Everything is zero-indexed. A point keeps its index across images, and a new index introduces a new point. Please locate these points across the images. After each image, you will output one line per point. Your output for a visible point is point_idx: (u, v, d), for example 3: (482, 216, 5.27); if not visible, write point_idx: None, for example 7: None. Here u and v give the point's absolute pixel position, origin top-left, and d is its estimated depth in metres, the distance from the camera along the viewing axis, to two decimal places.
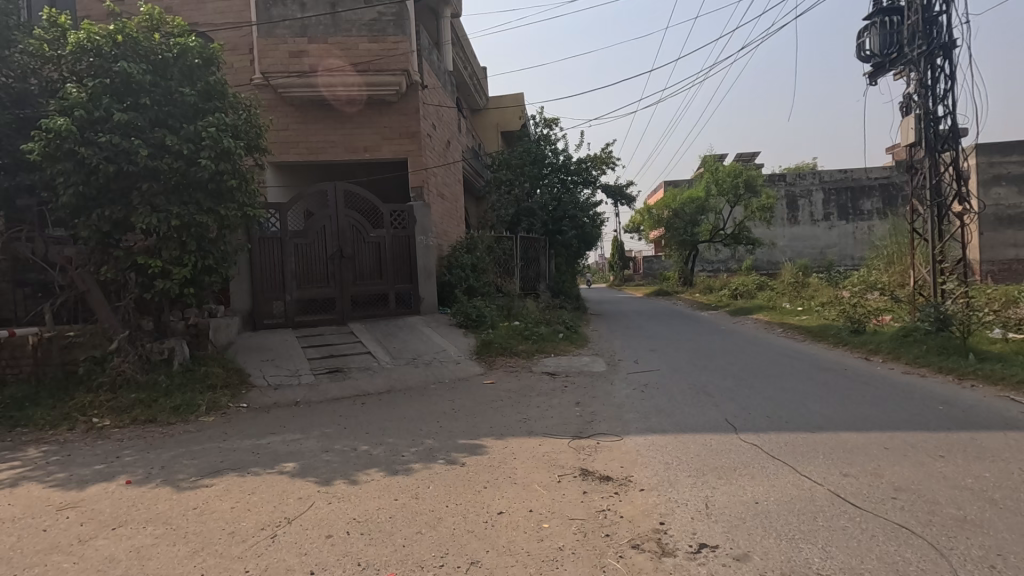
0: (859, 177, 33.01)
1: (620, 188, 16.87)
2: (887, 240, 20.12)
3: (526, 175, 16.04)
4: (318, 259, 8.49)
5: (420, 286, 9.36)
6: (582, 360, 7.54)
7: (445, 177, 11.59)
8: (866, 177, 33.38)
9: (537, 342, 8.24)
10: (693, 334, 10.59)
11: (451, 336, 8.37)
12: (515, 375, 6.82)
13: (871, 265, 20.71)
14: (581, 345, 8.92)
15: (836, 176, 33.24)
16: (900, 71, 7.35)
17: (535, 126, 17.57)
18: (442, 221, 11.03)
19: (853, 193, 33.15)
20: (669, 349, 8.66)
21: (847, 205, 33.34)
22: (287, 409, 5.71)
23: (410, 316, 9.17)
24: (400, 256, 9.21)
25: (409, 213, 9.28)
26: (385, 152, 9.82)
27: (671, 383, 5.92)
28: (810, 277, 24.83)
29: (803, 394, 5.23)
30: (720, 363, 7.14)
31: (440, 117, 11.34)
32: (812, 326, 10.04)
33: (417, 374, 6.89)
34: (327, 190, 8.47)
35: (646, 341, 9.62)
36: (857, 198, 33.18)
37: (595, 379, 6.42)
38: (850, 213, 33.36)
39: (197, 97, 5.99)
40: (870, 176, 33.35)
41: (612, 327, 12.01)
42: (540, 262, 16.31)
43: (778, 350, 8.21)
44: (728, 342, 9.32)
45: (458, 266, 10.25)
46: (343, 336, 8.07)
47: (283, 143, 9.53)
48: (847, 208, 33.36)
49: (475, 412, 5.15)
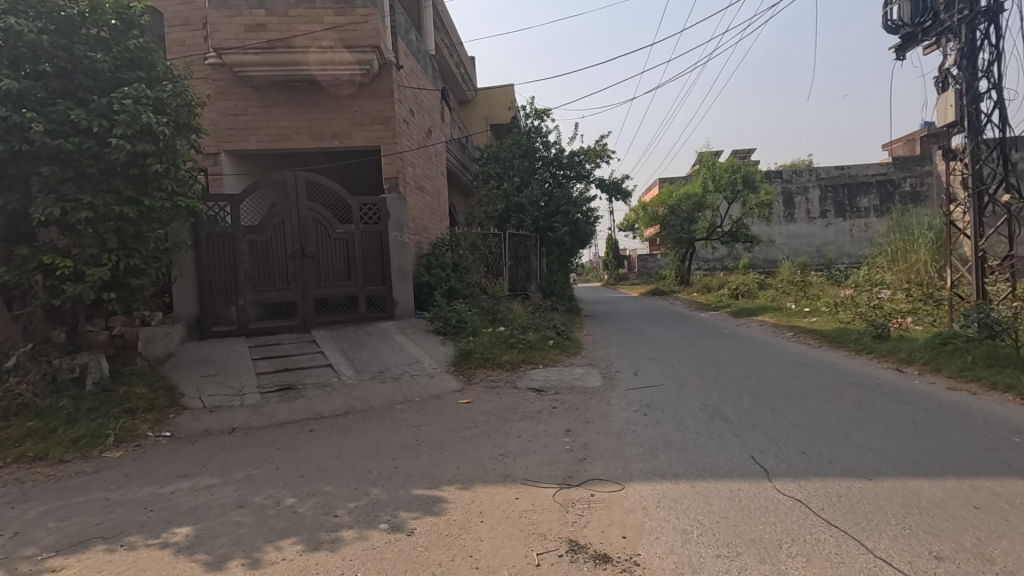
0: (857, 174, 32.23)
1: (615, 183, 15.94)
2: (890, 236, 19.30)
3: (514, 168, 15.09)
4: (277, 258, 7.53)
5: (394, 288, 8.42)
6: (575, 372, 6.60)
7: (425, 169, 10.63)
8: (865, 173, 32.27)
9: (523, 351, 7.29)
10: (695, 338, 9.71)
11: (426, 346, 7.40)
12: (496, 392, 5.87)
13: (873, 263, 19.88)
14: (573, 353, 7.98)
15: (833, 172, 32.45)
16: (934, 42, 6.48)
17: (526, 117, 16.64)
18: (421, 216, 10.07)
19: (852, 190, 32.36)
20: (672, 357, 7.77)
21: (845, 202, 32.56)
22: (219, 438, 4.75)
23: (382, 322, 8.20)
24: (372, 254, 8.26)
25: (382, 207, 8.35)
26: (356, 139, 8.86)
27: (679, 404, 5.00)
28: (810, 276, 24.00)
29: (840, 419, 4.34)
30: (731, 375, 6.26)
31: (420, 103, 10.38)
32: (827, 330, 9.13)
33: (384, 393, 5.92)
34: (286, 180, 7.53)
35: (647, 348, 8.72)
36: (855, 195, 32.40)
37: (589, 398, 5.48)
38: (847, 210, 32.58)
39: (112, 65, 5.05)
40: (868, 172, 32.28)
41: (608, 331, 11.07)
42: (529, 261, 15.37)
43: (794, 358, 7.32)
44: (738, 348, 8.41)
45: (438, 266, 9.29)
46: (303, 346, 7.11)
47: (242, 129, 8.61)
48: (845, 205, 32.61)
49: (442, 445, 4.20)
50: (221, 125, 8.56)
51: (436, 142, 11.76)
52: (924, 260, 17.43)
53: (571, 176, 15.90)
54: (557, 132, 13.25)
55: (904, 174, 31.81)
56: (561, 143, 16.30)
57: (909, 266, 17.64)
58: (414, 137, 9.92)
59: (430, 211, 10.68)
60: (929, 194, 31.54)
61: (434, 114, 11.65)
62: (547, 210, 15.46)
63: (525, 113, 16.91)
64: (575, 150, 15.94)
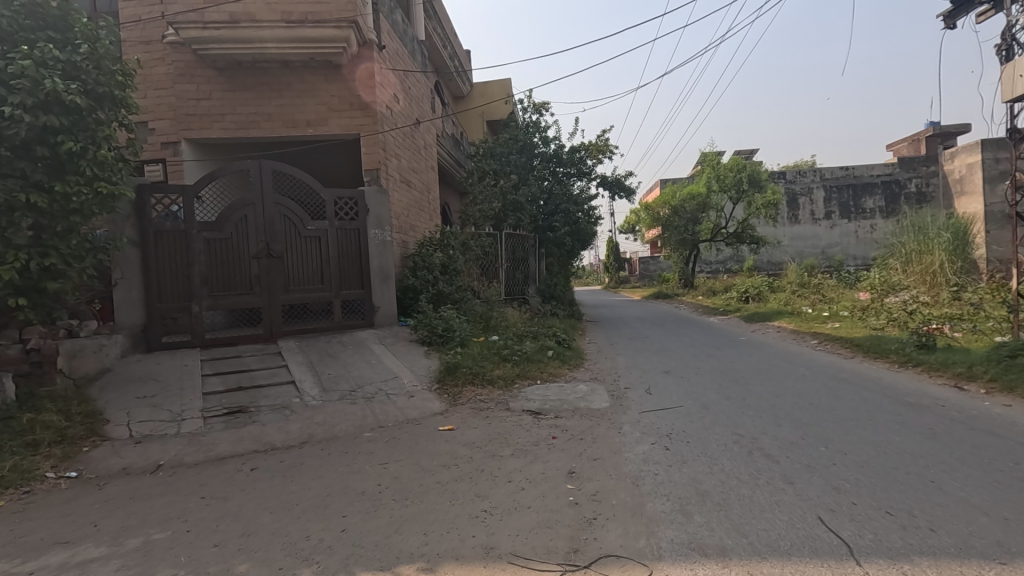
0: (862, 174, 31.38)
1: (618, 180, 15.04)
2: (903, 236, 18.53)
3: (511, 164, 14.19)
4: (239, 258, 6.61)
5: (374, 293, 7.51)
6: (578, 391, 5.66)
7: (412, 162, 9.72)
8: (868, 173, 31.57)
9: (519, 364, 6.36)
10: (710, 347, 8.79)
11: (408, 358, 6.47)
12: (485, 417, 4.95)
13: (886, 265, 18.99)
14: (575, 366, 7.05)
15: (836, 172, 31.58)
16: (994, 4, 5.61)
17: (523, 112, 15.78)
18: (407, 213, 9.15)
19: (856, 191, 31.55)
20: (689, 369, 6.84)
21: (849, 203, 31.70)
22: (138, 479, 3.83)
23: (360, 331, 7.27)
24: (350, 255, 7.35)
25: (361, 202, 7.43)
26: (332, 127, 7.96)
27: (707, 435, 4.08)
28: (819, 278, 23.08)
29: (916, 457, 3.42)
30: (761, 394, 5.34)
31: (406, 90, 9.50)
32: (858, 339, 8.18)
33: (352, 417, 4.99)
34: (249, 169, 6.63)
35: (657, 358, 7.80)
36: (859, 196, 31.59)
37: (596, 424, 4.56)
38: (852, 211, 31.73)
39: (13, 20, 4.15)
40: (872, 172, 31.53)
41: (614, 339, 10.15)
42: (527, 262, 14.46)
43: (829, 371, 6.41)
44: (759, 359, 7.50)
45: (424, 268, 8.37)
46: (265, 359, 6.18)
47: (204, 116, 7.73)
48: (849, 207, 31.75)
49: (410, 495, 3.27)
50: (181, 111, 7.68)
51: (426, 134, 10.86)
52: (939, 261, 16.72)
53: (571, 173, 15.01)
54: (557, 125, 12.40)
55: (909, 175, 30.66)
56: (560, 139, 15.42)
57: (924, 268, 16.95)
58: (399, 126, 9.02)
59: (418, 209, 9.77)
60: (936, 194, 30.71)
61: (423, 104, 10.76)
62: (546, 208, 14.54)
63: (523, 107, 16.04)
64: (575, 146, 15.05)
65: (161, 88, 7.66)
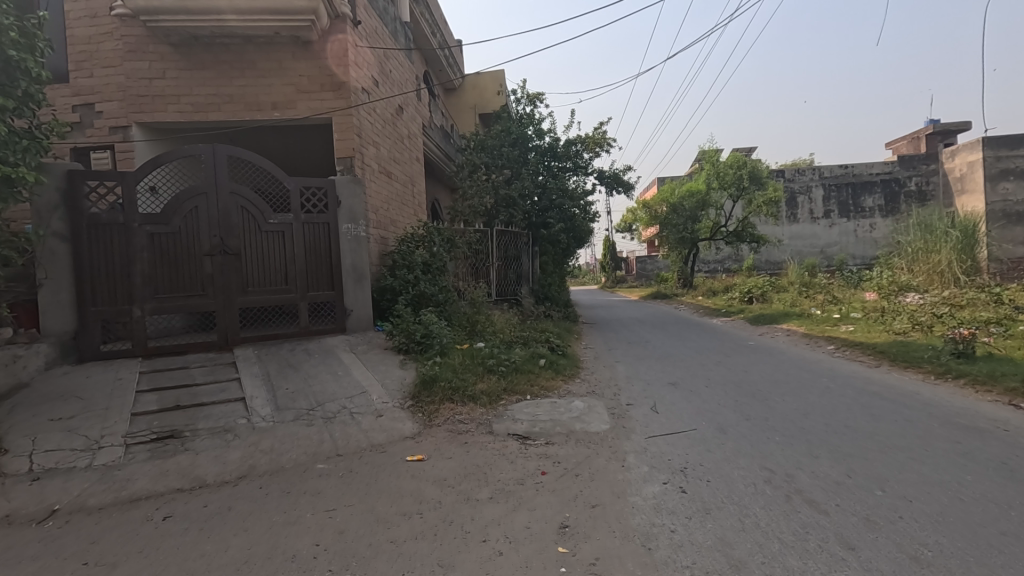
0: (860, 173, 30.68)
1: (617, 175, 14.30)
2: (910, 234, 17.92)
3: (503, 158, 13.41)
4: (189, 255, 5.82)
5: (346, 294, 6.73)
6: (573, 409, 4.89)
7: (392, 152, 8.94)
8: (868, 171, 30.95)
9: (506, 377, 5.59)
10: (718, 353, 8.03)
11: (380, 370, 5.70)
12: (463, 443, 4.19)
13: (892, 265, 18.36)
14: (570, 377, 6.28)
15: (835, 171, 30.87)
16: None
17: (517, 103, 15.03)
18: (387, 207, 8.37)
19: (856, 189, 30.90)
20: (699, 381, 6.09)
21: (848, 201, 31.04)
22: (19, 530, 3.05)
23: (329, 338, 6.48)
24: (319, 251, 6.58)
25: (331, 192, 6.67)
26: (300, 111, 7.18)
27: (733, 472, 3.31)
28: (822, 278, 22.43)
29: (1005, 509, 2.68)
30: (785, 413, 4.59)
31: (385, 73, 8.72)
32: (880, 345, 7.44)
33: (305, 443, 4.20)
34: (201, 154, 5.85)
35: (661, 367, 7.04)
36: (859, 194, 30.93)
37: (594, 456, 3.78)
38: (851, 210, 31.06)
39: None
40: (871, 171, 30.91)
41: (612, 344, 9.39)
42: (520, 261, 13.68)
43: (856, 383, 5.67)
44: (774, 368, 6.74)
45: (404, 267, 7.61)
46: (215, 370, 5.39)
47: (157, 97, 6.94)
48: (848, 205, 31.08)
49: (354, 562, 2.51)
50: (131, 91, 6.88)
51: (410, 123, 10.09)
52: (947, 260, 16.33)
53: (566, 167, 14.25)
54: (551, 115, 11.65)
55: (910, 174, 30.10)
56: (555, 131, 14.66)
57: (932, 268, 16.52)
58: (377, 111, 8.23)
59: (400, 203, 8.98)
60: (936, 192, 30.12)
61: (407, 91, 9.99)
62: (540, 204, 13.75)
63: (516, 99, 15.28)
64: (571, 139, 14.29)
65: (109, 65, 6.86)
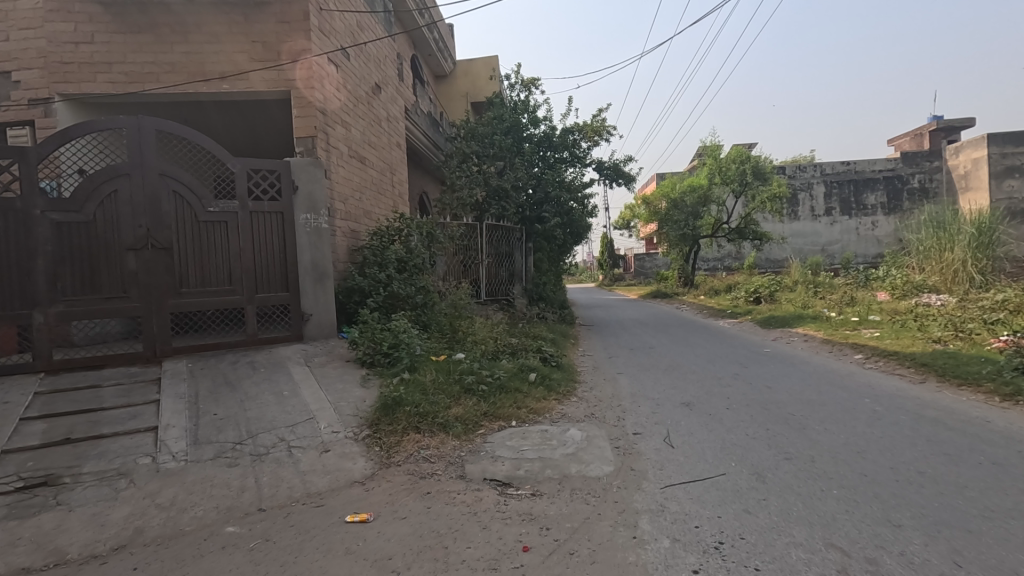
0: (863, 170, 29.88)
1: (617, 166, 13.34)
2: (921, 232, 17.09)
3: (495, 147, 12.43)
4: (107, 248, 4.85)
5: (303, 296, 5.78)
6: (568, 443, 3.92)
7: (367, 135, 7.95)
8: (871, 168, 30.07)
9: (487, 399, 4.63)
10: (732, 364, 7.07)
11: (336, 389, 4.74)
12: (425, 494, 3.23)
13: (902, 264, 17.47)
14: (565, 396, 5.32)
15: (838, 168, 30.12)
16: None
17: (510, 89, 14.08)
18: (359, 197, 7.40)
19: (858, 187, 30.01)
20: (719, 401, 5.12)
21: (850, 198, 30.11)
22: None
23: (280, 349, 5.50)
24: (271, 245, 5.61)
25: (285, 176, 5.70)
26: (254, 83, 6.20)
27: (790, 556, 2.36)
28: (827, 277, 21.52)
29: None
30: (835, 450, 3.65)
31: (358, 46, 7.74)
32: (918, 355, 6.50)
33: (219, 494, 3.23)
34: (122, 128, 4.88)
35: (670, 381, 6.09)
36: (861, 191, 29.99)
37: (596, 520, 2.81)
38: (853, 207, 30.11)
39: None
40: (874, 168, 30.04)
41: (612, 351, 8.42)
42: (512, 258, 12.71)
43: (908, 406, 4.72)
44: (800, 383, 5.81)
45: (375, 265, 6.65)
46: (132, 391, 4.41)
47: (83, 64, 5.91)
48: (850, 203, 30.17)
49: None
50: (53, 56, 5.85)
51: (389, 104, 9.12)
52: (960, 259, 15.47)
53: (563, 157, 13.27)
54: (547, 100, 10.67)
55: (913, 171, 29.31)
56: (551, 119, 13.68)
57: (945, 266, 15.68)
58: (348, 88, 7.25)
59: (375, 193, 8.00)
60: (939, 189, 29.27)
61: (386, 69, 9.02)
62: (535, 197, 12.75)
63: (510, 84, 14.31)
64: (568, 127, 13.32)
65: (27, 27, 5.83)
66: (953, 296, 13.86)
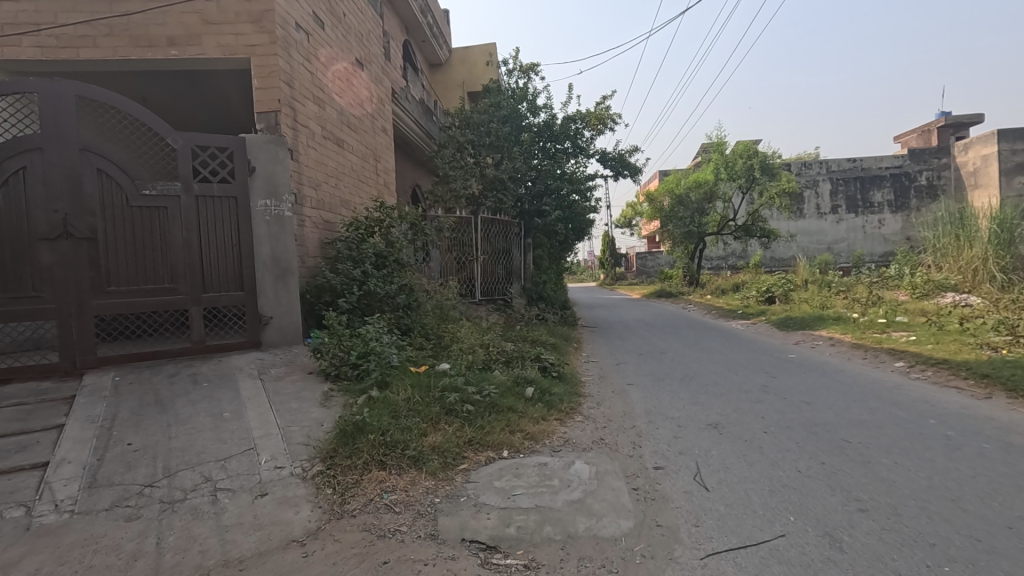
0: (869, 167, 28.98)
1: (622, 157, 12.50)
2: (937, 228, 16.22)
3: (491, 135, 11.59)
4: (15, 237, 4.04)
5: (261, 295, 4.94)
6: (573, 485, 3.08)
7: (345, 116, 7.11)
8: (878, 165, 29.12)
9: (473, 422, 3.79)
10: (757, 373, 6.22)
11: (289, 409, 3.89)
12: (381, 565, 2.39)
13: (918, 263, 16.58)
14: (567, 415, 4.49)
15: (844, 165, 29.05)
16: None
17: (508, 76, 13.23)
18: (335, 184, 6.56)
19: (864, 184, 29.09)
20: (752, 422, 4.27)
21: (857, 196, 29.24)
22: None
23: (231, 358, 4.65)
24: (221, 235, 4.77)
25: (238, 155, 4.85)
26: (207, 50, 5.35)
27: None
28: (836, 276, 20.63)
29: None
30: (923, 498, 2.80)
31: (335, 15, 6.90)
32: (971, 365, 5.66)
33: (101, 564, 2.39)
34: (34, 92, 4.06)
35: (689, 395, 5.23)
36: (867, 189, 29.13)
37: None
38: (859, 205, 29.25)
39: None
40: (881, 164, 29.10)
41: (619, 357, 7.58)
42: (510, 255, 11.84)
43: (986, 431, 3.87)
44: (844, 398, 4.95)
45: (349, 260, 5.81)
46: (32, 414, 3.56)
47: (7, 25, 5.05)
48: (856, 200, 29.26)
49: None
50: None
51: (373, 84, 8.27)
52: (980, 257, 14.62)
53: (564, 148, 12.44)
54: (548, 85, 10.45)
55: (920, 167, 28.59)
56: (551, 108, 12.84)
57: (964, 265, 14.86)
58: (322, 60, 6.41)
59: (354, 180, 7.17)
60: (947, 186, 28.44)
61: (369, 46, 8.18)
62: (533, 189, 11.87)
63: (508, 71, 13.46)
64: (570, 116, 12.50)
65: None
66: (975, 297, 13.01)
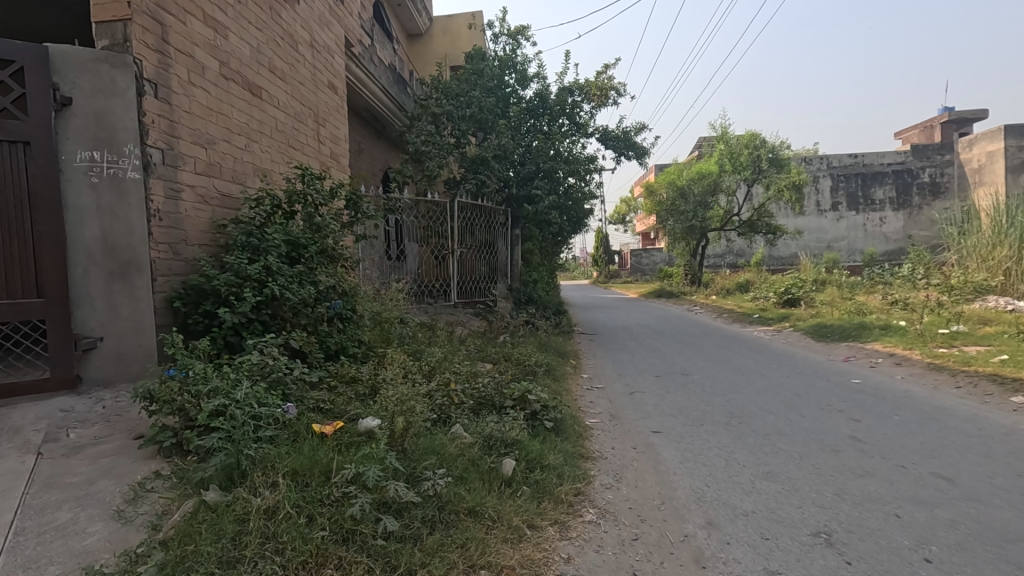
0: (871, 162, 27.31)
1: (626, 134, 10.70)
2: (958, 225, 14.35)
3: (473, 107, 9.73)
4: None
5: (82, 304, 3.24)
6: None
7: (267, 55, 5.23)
8: (880, 160, 27.41)
9: (392, 562, 1.97)
10: (831, 414, 4.42)
11: (43, 528, 2.03)
12: None
13: (940, 263, 14.86)
14: (569, 509, 2.69)
15: (845, 160, 27.31)
16: None
17: (495, 43, 11.40)
18: (243, 145, 4.70)
19: (866, 180, 27.41)
20: (893, 533, 2.46)
21: (858, 193, 27.55)
22: None
23: (11, 413, 2.78)
24: (8, 206, 3.04)
25: (33, 74, 3.13)
26: None
27: None
28: (843, 276, 18.91)
29: None
30: None
31: None
32: None
33: None
34: None
35: (754, 460, 3.43)
36: (869, 185, 27.46)
37: None
38: (860, 202, 27.59)
39: None
40: (883, 160, 27.39)
41: (632, 382, 5.81)
42: (494, 249, 9.98)
43: None
44: (1002, 470, 3.18)
45: (249, 250, 3.94)
46: None
47: None
48: (857, 197, 27.59)
49: None
50: None
51: (316, 26, 6.40)
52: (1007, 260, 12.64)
53: (559, 125, 10.59)
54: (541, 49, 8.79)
55: (924, 164, 26.92)
56: (544, 78, 11.02)
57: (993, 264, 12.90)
58: None
59: (279, 144, 5.32)
60: (953, 183, 26.87)
61: None
62: (522, 172, 9.98)
63: (495, 37, 11.61)
64: (566, 86, 10.67)
65: None
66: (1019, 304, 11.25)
